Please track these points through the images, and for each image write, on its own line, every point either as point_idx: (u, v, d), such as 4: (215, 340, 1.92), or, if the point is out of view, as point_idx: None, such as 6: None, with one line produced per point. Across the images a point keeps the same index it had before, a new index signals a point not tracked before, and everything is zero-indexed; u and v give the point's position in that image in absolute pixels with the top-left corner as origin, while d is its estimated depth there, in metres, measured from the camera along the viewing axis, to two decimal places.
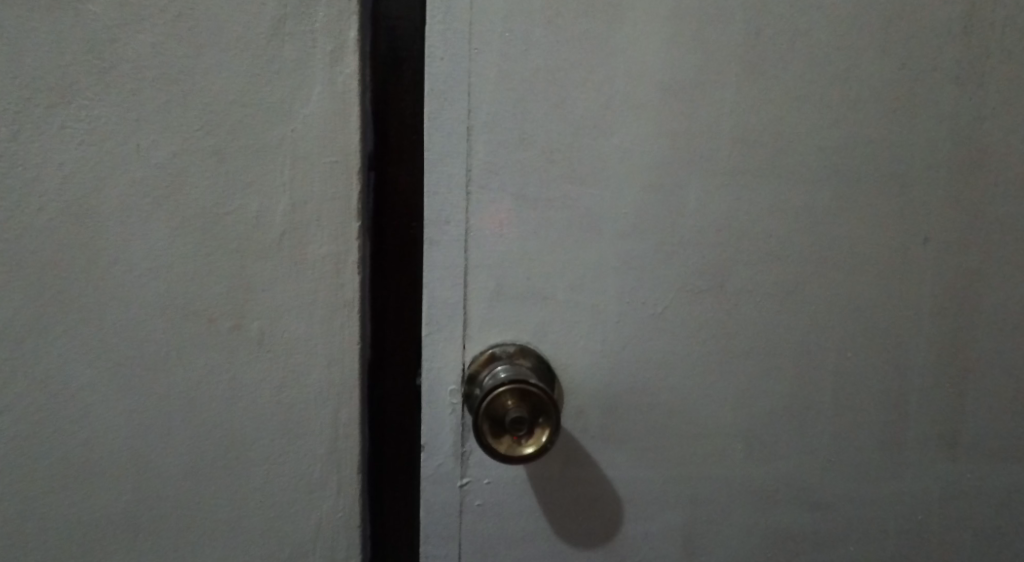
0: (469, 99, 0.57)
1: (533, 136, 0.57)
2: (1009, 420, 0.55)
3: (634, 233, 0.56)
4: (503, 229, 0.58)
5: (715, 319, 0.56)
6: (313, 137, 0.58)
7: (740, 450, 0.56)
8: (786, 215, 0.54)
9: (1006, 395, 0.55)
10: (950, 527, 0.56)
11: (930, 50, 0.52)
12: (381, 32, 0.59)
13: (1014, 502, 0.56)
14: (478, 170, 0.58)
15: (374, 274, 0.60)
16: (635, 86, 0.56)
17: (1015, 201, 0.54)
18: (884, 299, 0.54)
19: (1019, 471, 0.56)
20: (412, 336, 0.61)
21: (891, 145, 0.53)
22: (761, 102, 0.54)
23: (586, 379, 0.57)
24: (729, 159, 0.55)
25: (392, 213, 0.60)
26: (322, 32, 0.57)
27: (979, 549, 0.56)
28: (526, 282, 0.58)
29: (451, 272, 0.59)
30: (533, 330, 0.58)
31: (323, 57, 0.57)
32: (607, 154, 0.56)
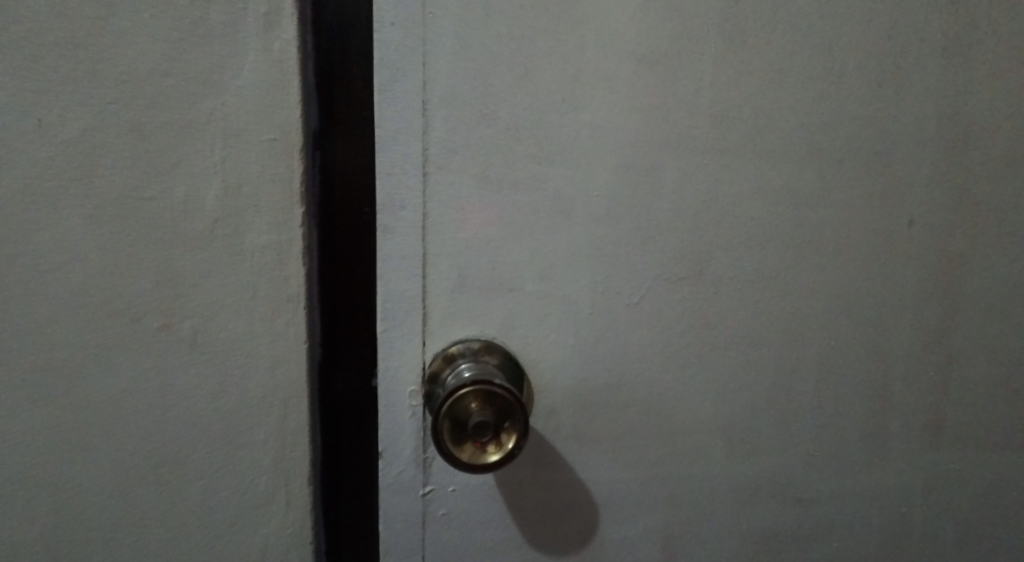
0: (425, 70, 0.52)
1: (497, 112, 0.52)
2: (998, 409, 0.53)
3: (608, 217, 0.52)
4: (464, 215, 0.53)
5: (695, 309, 0.52)
6: (248, 112, 0.52)
7: (720, 446, 0.53)
8: (770, 197, 0.51)
9: (995, 384, 0.53)
10: (935, 519, 0.54)
11: (917, 18, 0.49)
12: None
13: (1000, 492, 0.54)
14: (436, 148, 0.53)
15: (323, 266, 0.54)
16: (607, 57, 0.51)
17: (1006, 182, 0.51)
18: (871, 286, 0.51)
19: (1006, 461, 0.54)
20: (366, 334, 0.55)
21: (878, 122, 0.50)
22: (742, 74, 0.50)
23: (557, 375, 0.54)
24: (708, 136, 0.51)
25: (341, 197, 0.54)
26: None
27: (964, 540, 0.55)
28: (491, 271, 0.54)
29: (407, 263, 0.54)
30: (499, 324, 0.54)
31: (256, 22, 0.52)
32: (578, 132, 0.52)
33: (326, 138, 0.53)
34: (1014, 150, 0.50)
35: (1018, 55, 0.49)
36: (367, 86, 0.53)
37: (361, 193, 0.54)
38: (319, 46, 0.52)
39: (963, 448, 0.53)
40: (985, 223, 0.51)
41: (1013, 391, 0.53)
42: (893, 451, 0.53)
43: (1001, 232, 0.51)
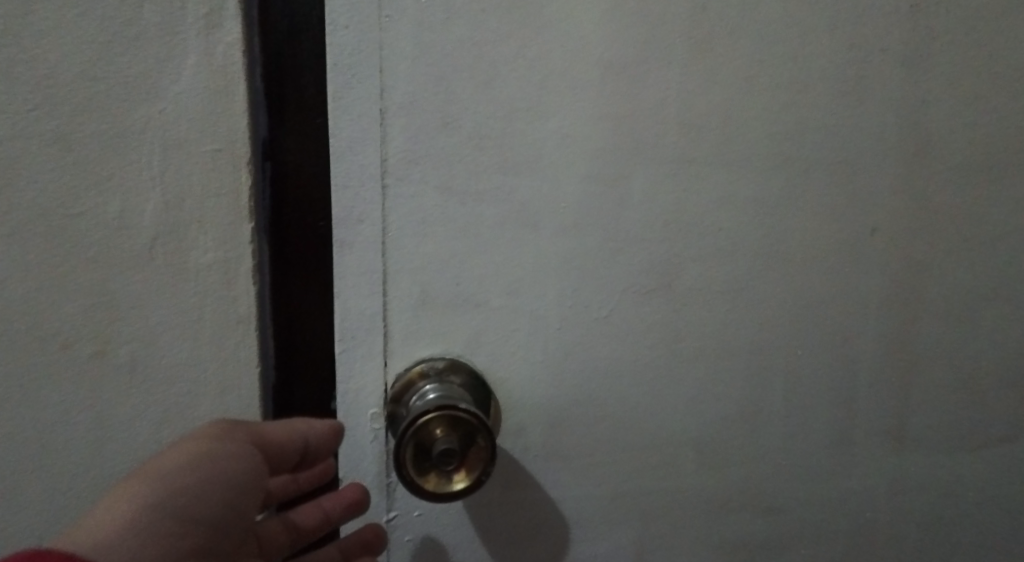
0: (382, 76, 0.50)
1: (459, 120, 0.50)
2: (963, 416, 0.53)
3: (576, 229, 0.51)
4: (426, 228, 0.51)
5: (664, 320, 0.51)
6: (188, 120, 0.49)
7: (691, 459, 0.52)
8: (736, 207, 0.50)
9: (960, 390, 0.53)
10: (902, 525, 0.54)
11: (879, 28, 0.49)
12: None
13: (967, 498, 0.55)
14: (396, 160, 0.51)
15: (275, 283, 0.52)
16: (573, 64, 0.50)
17: (970, 191, 0.51)
18: (837, 296, 0.51)
19: (973, 467, 0.54)
20: (323, 353, 0.53)
21: (841, 131, 0.50)
22: (708, 83, 0.50)
23: (525, 391, 0.52)
24: (675, 146, 0.50)
25: (293, 212, 0.51)
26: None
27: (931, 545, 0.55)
28: (456, 287, 0.52)
29: (366, 279, 0.52)
30: (465, 341, 0.52)
31: (195, 21, 0.48)
32: (544, 141, 0.51)
33: (277, 148, 0.50)
34: (976, 158, 0.51)
35: (977, 62, 0.50)
36: (320, 92, 0.50)
37: (313, 205, 0.51)
38: (266, 50, 0.49)
39: (929, 454, 0.53)
40: (952, 230, 0.51)
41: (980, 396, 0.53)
42: (862, 457, 0.53)
43: (965, 238, 0.51)
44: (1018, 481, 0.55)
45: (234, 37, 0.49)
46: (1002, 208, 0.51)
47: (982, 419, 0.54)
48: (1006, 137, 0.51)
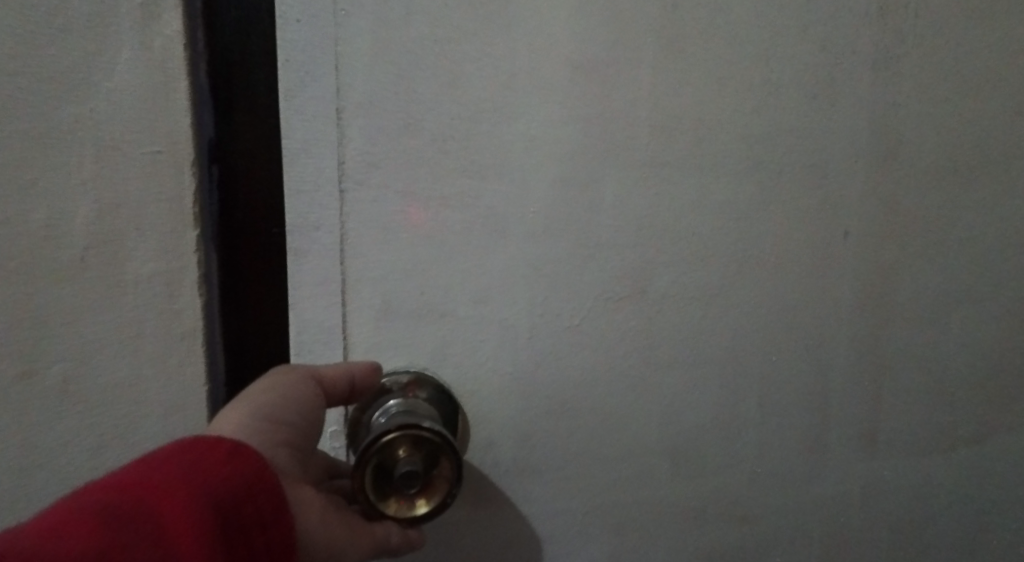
0: (338, 74, 0.47)
1: (421, 121, 0.48)
2: (936, 419, 0.53)
3: (545, 235, 0.49)
4: (388, 235, 0.48)
5: (637, 328, 0.50)
6: (122, 120, 0.46)
7: (666, 469, 0.51)
8: (709, 211, 0.49)
9: (933, 393, 0.52)
10: (876, 529, 0.54)
11: (849, 30, 0.48)
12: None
13: (941, 502, 0.54)
14: (354, 162, 0.48)
15: (226, 293, 0.49)
16: (541, 64, 0.48)
17: (943, 194, 0.50)
18: (810, 300, 0.50)
19: (946, 471, 0.54)
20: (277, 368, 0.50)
21: (813, 134, 0.49)
22: (679, 84, 0.48)
23: (495, 405, 0.50)
24: (647, 149, 0.49)
25: (243, 217, 0.49)
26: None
27: (905, 550, 0.54)
28: (420, 297, 0.49)
29: (324, 290, 0.48)
30: (430, 354, 0.49)
31: (130, 12, 0.45)
32: (511, 143, 0.48)
33: (225, 148, 0.48)
34: (948, 160, 0.50)
35: (949, 63, 0.49)
36: (272, 91, 0.48)
37: (264, 210, 0.49)
38: (214, 46, 0.47)
39: (904, 458, 0.53)
40: (924, 232, 0.50)
41: (952, 399, 0.53)
42: (835, 463, 0.52)
43: (937, 241, 0.51)
44: (990, 483, 0.55)
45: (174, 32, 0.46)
46: (974, 210, 0.51)
47: (956, 422, 0.53)
48: (978, 138, 0.50)
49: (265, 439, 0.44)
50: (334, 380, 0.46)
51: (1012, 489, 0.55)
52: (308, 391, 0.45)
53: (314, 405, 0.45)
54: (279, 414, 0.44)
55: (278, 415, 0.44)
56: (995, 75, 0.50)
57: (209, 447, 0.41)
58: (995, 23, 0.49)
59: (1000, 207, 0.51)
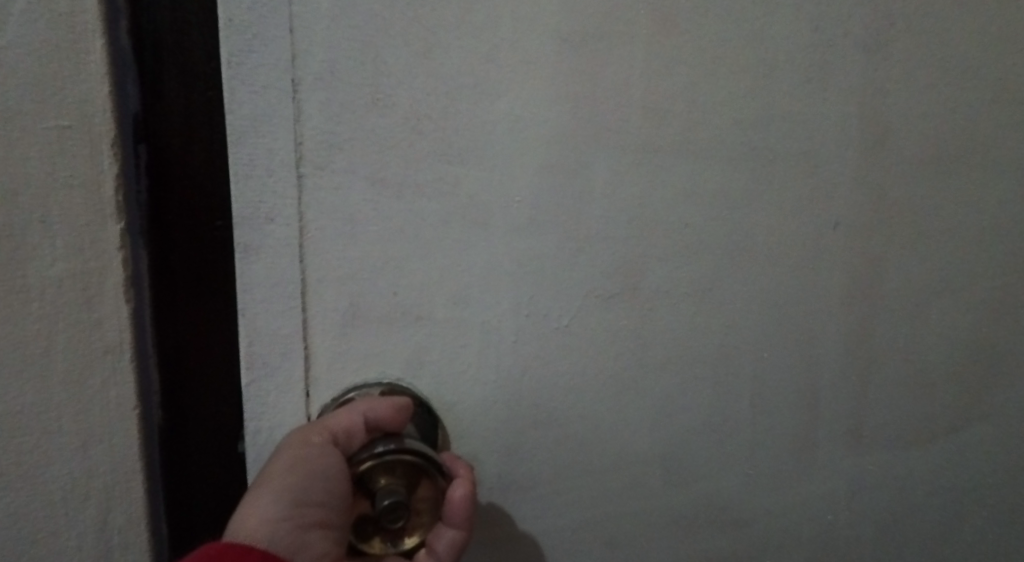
0: (293, 38, 0.40)
1: (390, 97, 0.42)
2: (913, 410, 0.52)
3: (532, 227, 0.44)
4: (354, 227, 0.42)
5: (629, 328, 0.46)
6: (17, 85, 0.37)
7: (658, 477, 0.48)
8: (704, 200, 0.46)
9: (912, 383, 0.52)
10: (859, 524, 0.53)
11: (842, 11, 0.46)
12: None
13: (917, 492, 0.54)
14: (314, 143, 0.41)
15: (159, 299, 0.41)
16: (526, 35, 0.42)
17: (924, 183, 0.50)
18: (800, 294, 0.48)
19: (922, 460, 0.54)
20: (223, 381, 0.43)
21: (807, 120, 0.47)
22: (674, 62, 0.44)
23: (477, 416, 0.45)
24: (641, 133, 0.45)
25: (178, 208, 0.41)
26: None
27: (886, 543, 0.54)
28: (393, 300, 0.43)
29: (280, 292, 0.42)
30: (404, 363, 0.44)
31: None
32: (494, 123, 0.43)
33: (154, 125, 0.40)
34: (931, 149, 0.49)
35: (932, 49, 0.48)
36: (212, 56, 0.40)
37: (204, 200, 0.41)
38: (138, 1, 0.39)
39: (884, 450, 0.52)
40: (907, 221, 0.50)
41: (927, 389, 0.52)
42: (821, 459, 0.51)
43: (919, 231, 0.50)
44: (963, 471, 0.55)
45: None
46: (953, 198, 0.50)
47: (931, 413, 0.53)
48: (958, 125, 0.50)
49: (295, 527, 0.39)
50: (348, 432, 0.41)
51: (983, 476, 0.56)
52: (326, 456, 0.40)
53: (338, 468, 0.40)
54: (304, 494, 0.39)
55: (302, 497, 0.39)
56: (975, 62, 0.49)
57: (238, 560, 0.37)
58: (975, 8, 0.49)
59: (976, 196, 0.51)
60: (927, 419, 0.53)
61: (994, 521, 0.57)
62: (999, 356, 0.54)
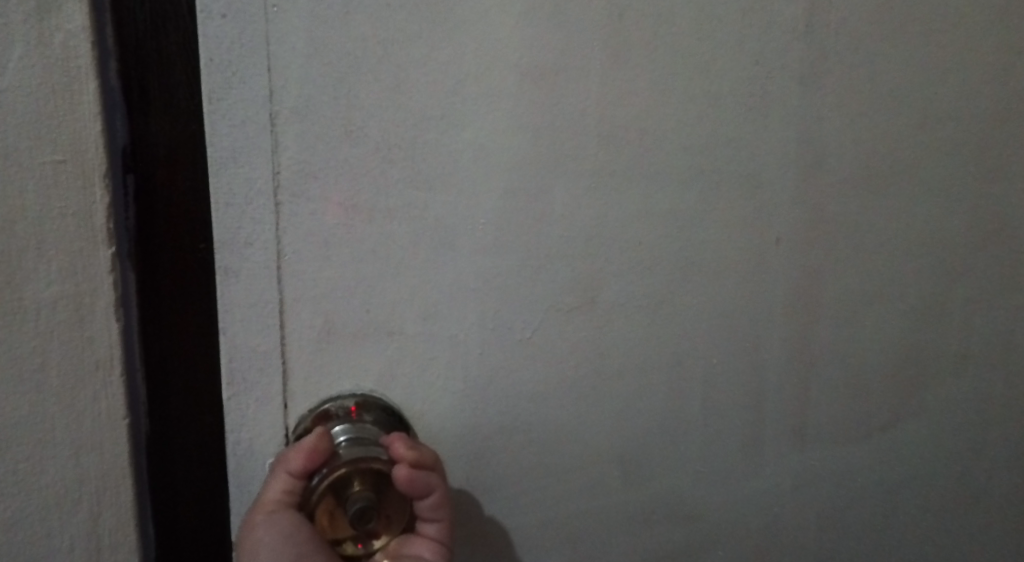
0: (270, 75, 0.43)
1: (361, 127, 0.45)
2: (851, 409, 0.57)
3: (495, 247, 0.48)
4: (328, 249, 0.46)
5: (588, 340, 0.50)
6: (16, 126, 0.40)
7: (617, 476, 0.52)
8: (656, 219, 0.50)
9: (849, 385, 0.56)
10: (803, 516, 0.57)
11: (780, 45, 0.50)
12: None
13: (858, 486, 0.58)
14: (290, 171, 0.44)
15: (146, 318, 0.44)
16: (488, 71, 0.46)
17: (858, 200, 0.54)
18: (746, 305, 0.52)
19: (859, 455, 0.58)
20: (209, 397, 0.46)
21: (750, 144, 0.50)
22: (626, 94, 0.48)
23: (445, 423, 0.48)
24: (597, 158, 0.48)
25: (161, 233, 0.44)
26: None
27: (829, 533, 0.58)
28: (367, 316, 0.47)
29: (259, 311, 0.45)
30: (377, 375, 0.47)
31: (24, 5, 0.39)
32: (458, 151, 0.46)
33: (140, 160, 0.42)
34: (863, 169, 0.53)
35: (865, 79, 0.52)
36: (194, 91, 0.42)
37: (184, 225, 0.44)
38: (124, 39, 0.41)
39: (826, 447, 0.56)
40: (844, 236, 0.54)
41: (864, 390, 0.57)
42: (768, 457, 0.55)
43: (854, 244, 0.54)
44: (898, 464, 0.59)
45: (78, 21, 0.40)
46: (885, 214, 0.55)
47: (869, 412, 0.57)
48: (889, 147, 0.54)
49: None
50: (286, 491, 0.44)
51: (916, 470, 0.60)
52: (274, 525, 0.43)
53: (293, 526, 0.43)
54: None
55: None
56: (903, 90, 0.54)
57: None
58: (903, 41, 0.53)
59: (906, 212, 0.55)
60: (864, 418, 0.57)
61: (929, 510, 0.62)
62: (929, 358, 0.59)
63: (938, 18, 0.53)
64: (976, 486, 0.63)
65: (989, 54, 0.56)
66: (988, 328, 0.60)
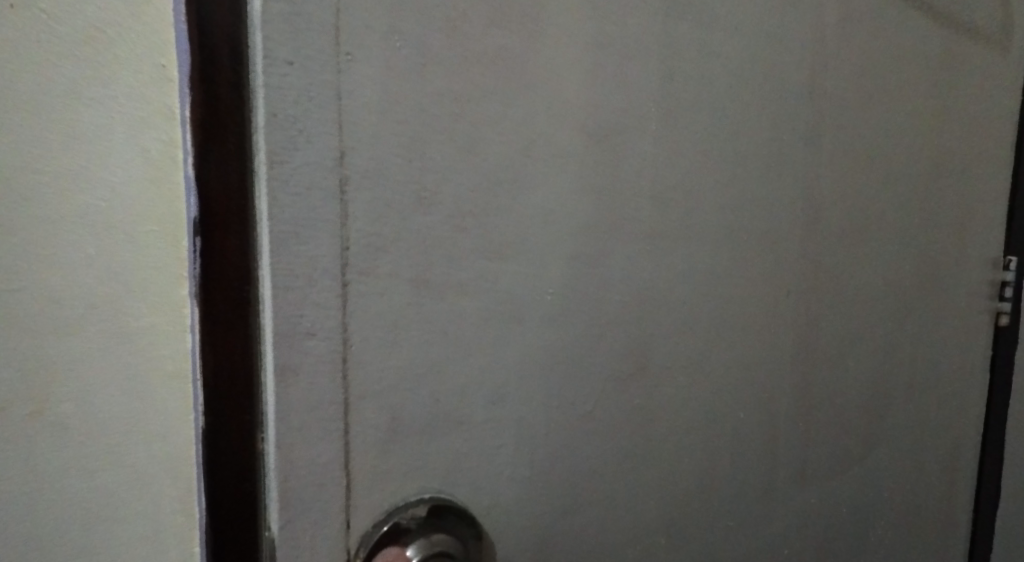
0: (342, 135, 0.36)
1: (435, 194, 0.39)
2: (839, 443, 0.60)
3: (561, 318, 0.45)
4: (398, 333, 0.39)
5: (637, 406, 0.49)
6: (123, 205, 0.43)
7: (661, 541, 0.51)
8: (696, 279, 0.50)
9: (837, 422, 0.60)
10: (808, 551, 0.60)
11: (792, 108, 0.52)
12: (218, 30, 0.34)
13: (847, 516, 0.62)
14: (360, 247, 0.37)
15: (209, 424, 0.36)
16: (558, 129, 0.42)
17: (848, 250, 0.57)
18: (762, 357, 0.54)
19: (848, 485, 0.62)
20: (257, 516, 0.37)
21: (769, 202, 0.52)
22: (674, 154, 0.47)
23: (512, 512, 0.44)
24: (650, 221, 0.47)
25: (220, 329, 0.36)
26: (57, 41, 0.41)
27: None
28: (435, 407, 0.41)
29: (321, 416, 0.37)
30: (443, 473, 0.41)
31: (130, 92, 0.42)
32: (529, 218, 0.42)
33: (208, 227, 0.35)
34: (851, 221, 0.57)
35: (853, 139, 0.56)
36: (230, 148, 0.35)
37: (254, 319, 0.36)
38: (199, 101, 0.34)
39: (823, 482, 0.60)
40: (835, 285, 0.57)
41: (848, 427, 0.61)
42: (779, 498, 0.57)
43: (843, 291, 0.58)
44: (878, 490, 0.64)
45: (150, 111, 0.43)
46: (868, 261, 0.59)
47: (850, 447, 0.61)
48: (870, 203, 0.58)
49: None
50: None
51: (891, 494, 0.65)
52: None
53: None
54: None
55: None
56: (882, 148, 0.58)
57: None
58: (882, 104, 0.57)
59: (883, 259, 0.60)
60: (849, 451, 0.61)
61: (901, 529, 0.66)
62: (899, 390, 0.63)
63: (907, 83, 0.58)
64: (932, 510, 0.68)
65: (943, 115, 0.61)
66: (943, 358, 0.66)
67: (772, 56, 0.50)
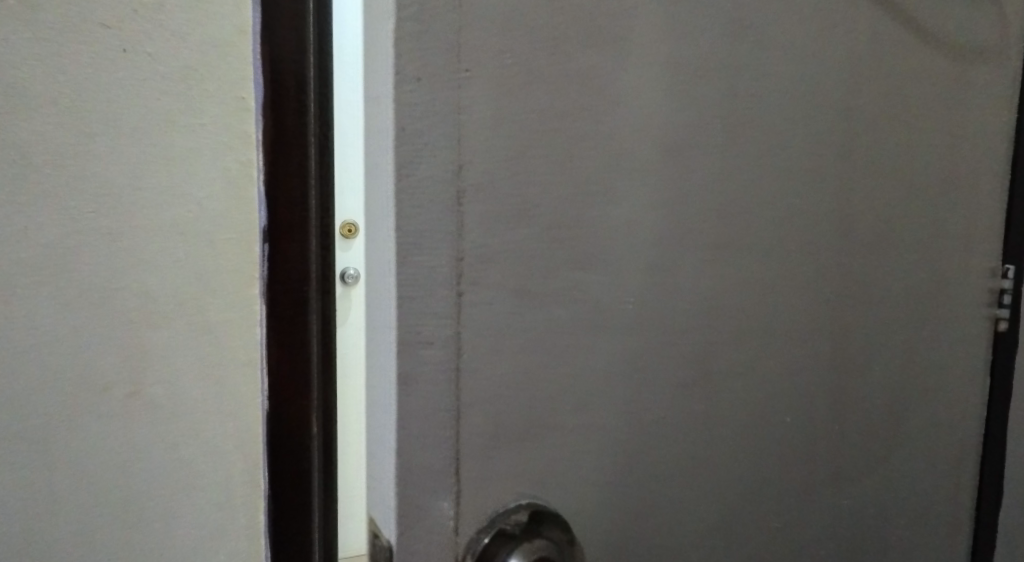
0: (460, 151, 0.38)
1: (537, 207, 0.41)
2: (868, 446, 0.63)
3: (640, 326, 0.46)
4: (503, 341, 0.41)
5: (701, 411, 0.51)
6: None
7: (717, 539, 0.53)
8: (751, 289, 0.52)
9: (868, 425, 0.63)
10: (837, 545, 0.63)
11: (834, 126, 0.55)
12: (288, 78, 0.46)
13: (873, 514, 0.65)
14: (472, 258, 0.39)
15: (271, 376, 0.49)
16: (641, 145, 0.44)
17: (876, 262, 0.61)
18: (806, 362, 0.57)
19: (873, 485, 0.65)
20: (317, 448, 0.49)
21: (812, 215, 0.55)
22: (735, 170, 0.50)
23: (595, 515, 0.46)
24: (714, 233, 0.49)
25: (285, 305, 0.48)
26: None
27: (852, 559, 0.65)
28: (533, 414, 0.42)
29: (435, 419, 0.39)
30: (539, 478, 0.43)
31: None
32: (616, 230, 0.44)
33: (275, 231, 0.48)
34: (880, 233, 0.60)
35: (884, 157, 0.59)
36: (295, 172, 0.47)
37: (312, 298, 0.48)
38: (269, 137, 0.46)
39: (853, 480, 0.63)
40: (866, 294, 0.60)
41: (876, 429, 0.64)
42: (816, 497, 0.60)
43: (873, 300, 0.61)
44: (901, 490, 0.67)
45: None
46: (893, 271, 0.62)
47: (878, 449, 0.64)
48: (897, 216, 0.61)
49: None
50: None
51: (913, 495, 0.68)
52: None
53: None
54: None
55: None
56: (908, 164, 0.61)
57: None
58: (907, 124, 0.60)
59: (908, 270, 0.63)
60: (877, 452, 0.64)
61: (922, 529, 0.69)
62: (922, 396, 0.66)
63: (933, 104, 0.61)
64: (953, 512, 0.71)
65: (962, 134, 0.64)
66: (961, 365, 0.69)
67: (817, 77, 0.53)
